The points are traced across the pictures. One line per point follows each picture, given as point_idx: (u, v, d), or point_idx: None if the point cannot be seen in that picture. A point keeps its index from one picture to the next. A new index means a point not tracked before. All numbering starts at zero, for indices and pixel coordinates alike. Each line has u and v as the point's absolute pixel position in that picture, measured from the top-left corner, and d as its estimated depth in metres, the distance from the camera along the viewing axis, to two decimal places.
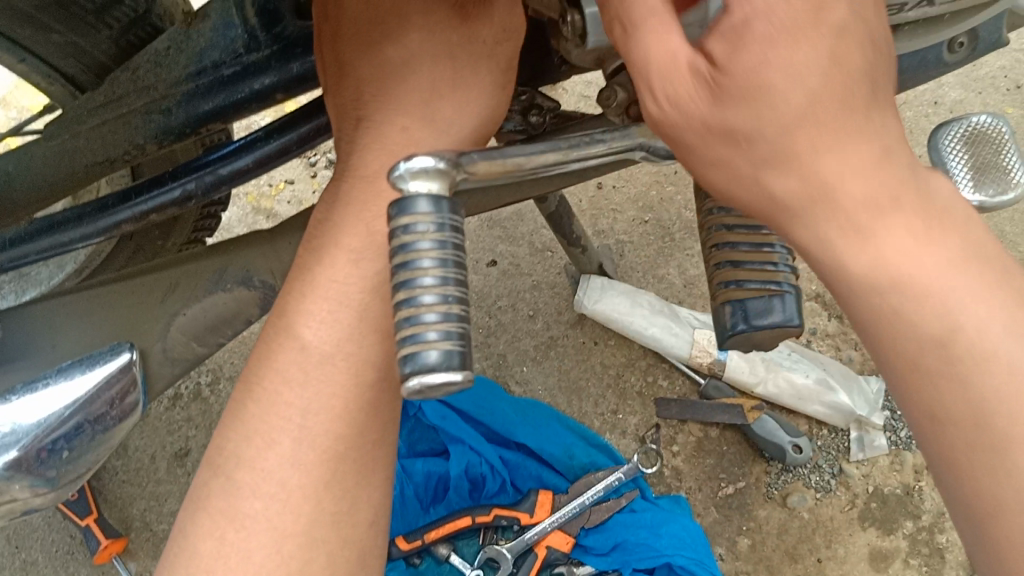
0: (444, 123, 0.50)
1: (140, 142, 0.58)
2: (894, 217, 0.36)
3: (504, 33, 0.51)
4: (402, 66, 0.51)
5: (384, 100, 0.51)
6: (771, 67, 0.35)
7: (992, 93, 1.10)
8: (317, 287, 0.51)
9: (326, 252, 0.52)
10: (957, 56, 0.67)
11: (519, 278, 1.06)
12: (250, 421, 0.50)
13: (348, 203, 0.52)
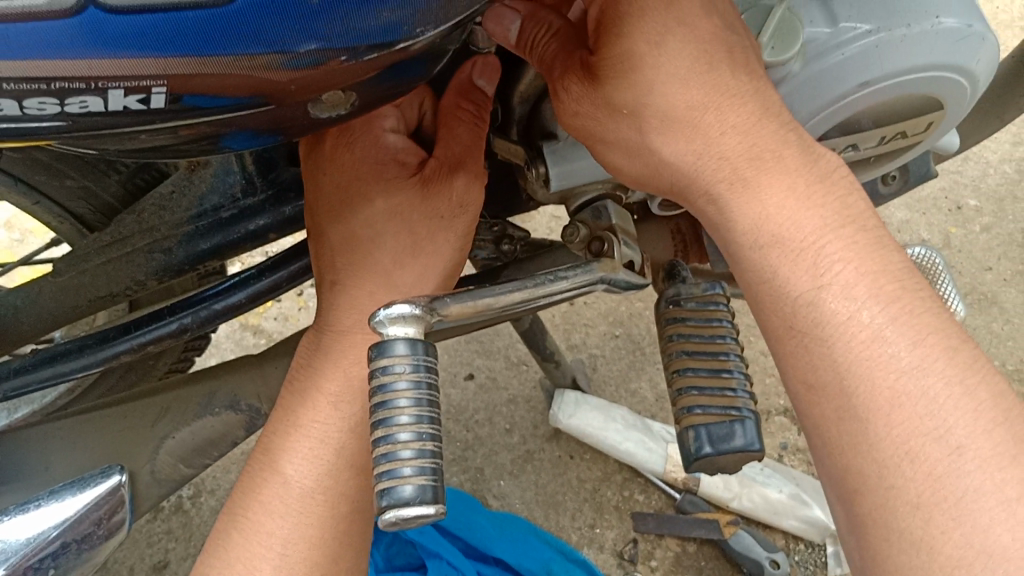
0: (403, 290, 0.56)
1: (141, 279, 0.62)
2: (789, 203, 0.47)
3: (460, 208, 0.57)
4: (369, 237, 0.56)
5: (351, 270, 0.56)
6: (680, 95, 0.49)
7: (936, 214, 1.21)
8: (301, 427, 0.55)
9: (308, 396, 0.56)
10: (890, 188, 0.75)
11: (496, 391, 1.10)
12: (233, 550, 0.54)
13: (327, 352, 0.57)
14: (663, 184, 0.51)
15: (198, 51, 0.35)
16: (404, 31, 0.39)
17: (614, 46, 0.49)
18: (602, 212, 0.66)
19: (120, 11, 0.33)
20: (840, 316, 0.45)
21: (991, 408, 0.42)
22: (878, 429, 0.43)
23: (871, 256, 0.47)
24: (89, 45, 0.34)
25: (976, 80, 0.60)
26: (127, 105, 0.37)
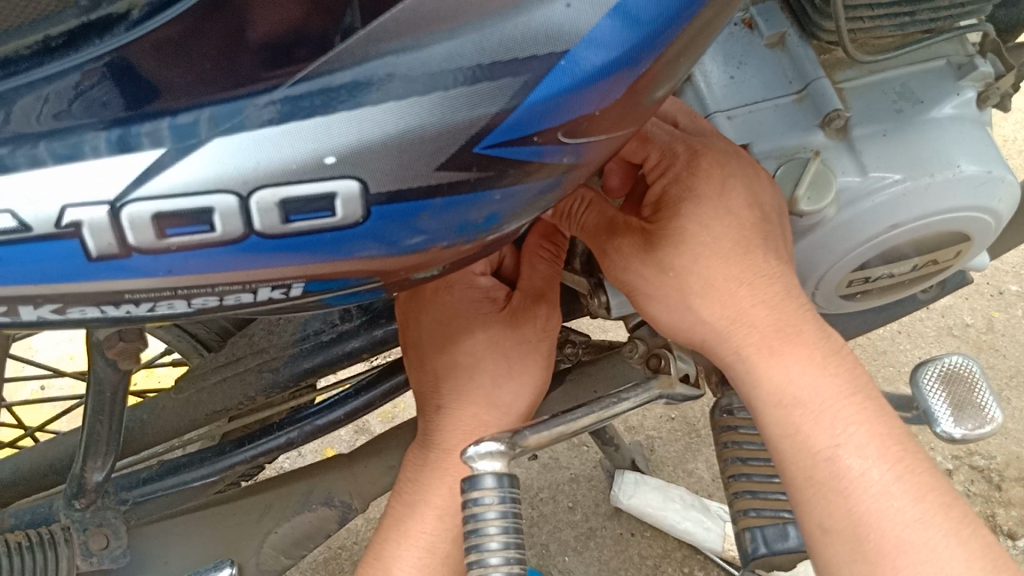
0: (500, 404, 0.64)
1: (252, 394, 0.70)
2: (811, 378, 0.57)
3: (547, 337, 0.65)
4: (468, 366, 0.64)
5: (456, 388, 0.64)
6: (714, 267, 0.57)
7: (978, 299, 1.28)
8: (409, 537, 0.64)
9: (416, 507, 0.65)
10: (928, 293, 0.80)
11: (558, 470, 1.16)
12: None
13: (429, 466, 0.65)
14: (694, 341, 0.59)
15: (332, 256, 0.44)
16: (498, 222, 0.47)
17: (673, 221, 0.58)
18: (657, 329, 0.73)
19: (274, 238, 0.41)
20: (854, 472, 0.55)
21: (981, 557, 0.53)
22: (885, 573, 0.53)
23: (877, 420, 0.57)
24: (246, 260, 0.42)
25: (998, 216, 0.66)
26: (271, 296, 0.45)
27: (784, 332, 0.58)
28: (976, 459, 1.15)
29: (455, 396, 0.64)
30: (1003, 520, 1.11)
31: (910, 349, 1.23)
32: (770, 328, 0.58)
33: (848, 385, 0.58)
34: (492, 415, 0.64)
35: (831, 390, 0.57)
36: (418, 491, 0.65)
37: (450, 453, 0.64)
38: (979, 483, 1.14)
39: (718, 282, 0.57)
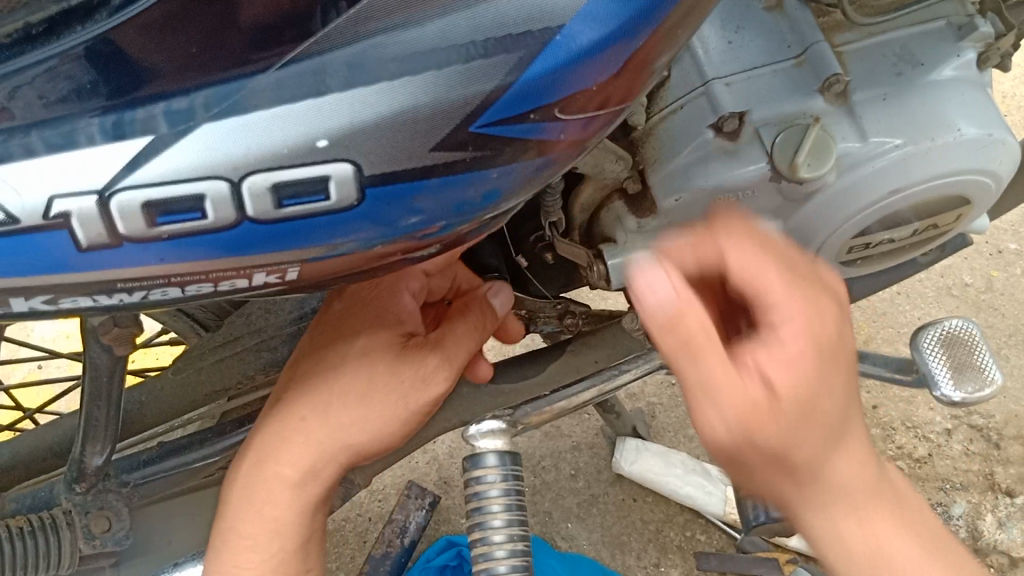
0: (339, 430, 0.62)
1: (251, 373, 0.70)
2: None
3: (416, 378, 0.62)
4: (328, 400, 0.62)
5: (311, 395, 0.63)
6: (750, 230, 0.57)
7: (978, 258, 1.27)
8: (232, 529, 0.65)
9: (245, 506, 0.64)
10: (928, 257, 0.80)
11: (560, 438, 1.16)
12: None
13: (259, 474, 0.63)
14: None
15: (327, 239, 0.43)
16: (497, 201, 0.46)
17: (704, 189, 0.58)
18: None
19: (266, 223, 0.41)
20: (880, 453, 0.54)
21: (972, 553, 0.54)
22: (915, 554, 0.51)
23: None
24: (240, 246, 0.42)
25: (996, 175, 0.65)
26: (265, 281, 0.45)
27: None
28: (975, 417, 1.17)
29: (292, 414, 0.63)
30: (1001, 478, 1.12)
31: (910, 309, 1.24)
32: None
33: None
34: (326, 441, 0.62)
35: None
36: (244, 485, 0.64)
37: (273, 477, 0.63)
38: (978, 441, 1.15)
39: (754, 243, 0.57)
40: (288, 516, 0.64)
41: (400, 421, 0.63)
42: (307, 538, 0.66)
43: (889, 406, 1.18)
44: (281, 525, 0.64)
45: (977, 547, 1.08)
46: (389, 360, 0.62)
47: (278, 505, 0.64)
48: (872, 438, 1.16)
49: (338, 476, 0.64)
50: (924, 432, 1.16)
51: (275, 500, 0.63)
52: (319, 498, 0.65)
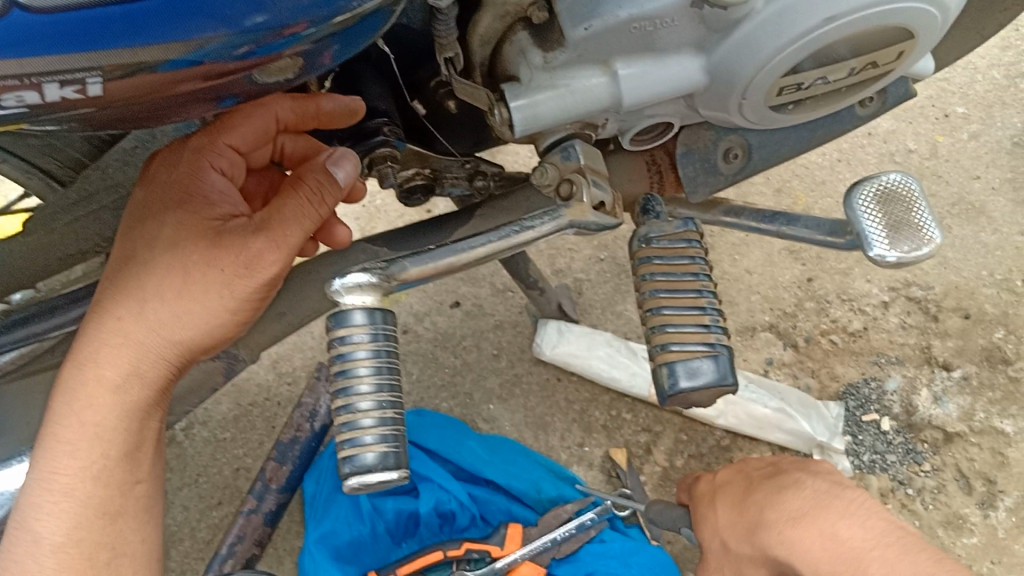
0: (156, 325, 0.58)
1: (109, 236, 0.64)
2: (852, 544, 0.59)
3: (244, 262, 0.58)
4: (142, 300, 0.58)
5: (121, 291, 0.58)
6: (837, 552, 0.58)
7: (922, 123, 1.24)
8: (48, 438, 0.59)
9: (61, 413, 0.59)
10: (869, 109, 0.74)
11: (482, 318, 1.13)
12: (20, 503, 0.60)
13: (69, 386, 0.59)
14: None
15: (132, 37, 0.35)
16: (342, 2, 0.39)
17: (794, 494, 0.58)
18: (570, 152, 0.64)
19: (44, 13, 0.33)
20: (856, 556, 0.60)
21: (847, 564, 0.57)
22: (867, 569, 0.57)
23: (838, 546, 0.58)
24: (19, 45, 0.34)
25: (943, 7, 0.59)
26: (64, 96, 0.38)
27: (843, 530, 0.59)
28: (914, 290, 1.13)
29: (108, 314, 0.58)
30: (937, 351, 1.10)
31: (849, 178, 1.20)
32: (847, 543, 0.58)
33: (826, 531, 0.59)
34: (144, 337, 0.58)
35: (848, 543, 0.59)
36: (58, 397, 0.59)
37: (93, 383, 0.58)
38: (915, 314, 1.12)
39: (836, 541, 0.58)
40: (111, 428, 0.59)
41: (235, 312, 0.59)
42: (136, 449, 0.61)
43: (827, 280, 1.14)
44: (105, 435, 0.59)
45: (912, 422, 1.06)
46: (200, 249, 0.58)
47: (98, 412, 0.58)
48: (806, 311, 1.13)
49: (165, 376, 0.60)
50: (859, 305, 1.13)
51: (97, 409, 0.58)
52: (147, 401, 0.60)
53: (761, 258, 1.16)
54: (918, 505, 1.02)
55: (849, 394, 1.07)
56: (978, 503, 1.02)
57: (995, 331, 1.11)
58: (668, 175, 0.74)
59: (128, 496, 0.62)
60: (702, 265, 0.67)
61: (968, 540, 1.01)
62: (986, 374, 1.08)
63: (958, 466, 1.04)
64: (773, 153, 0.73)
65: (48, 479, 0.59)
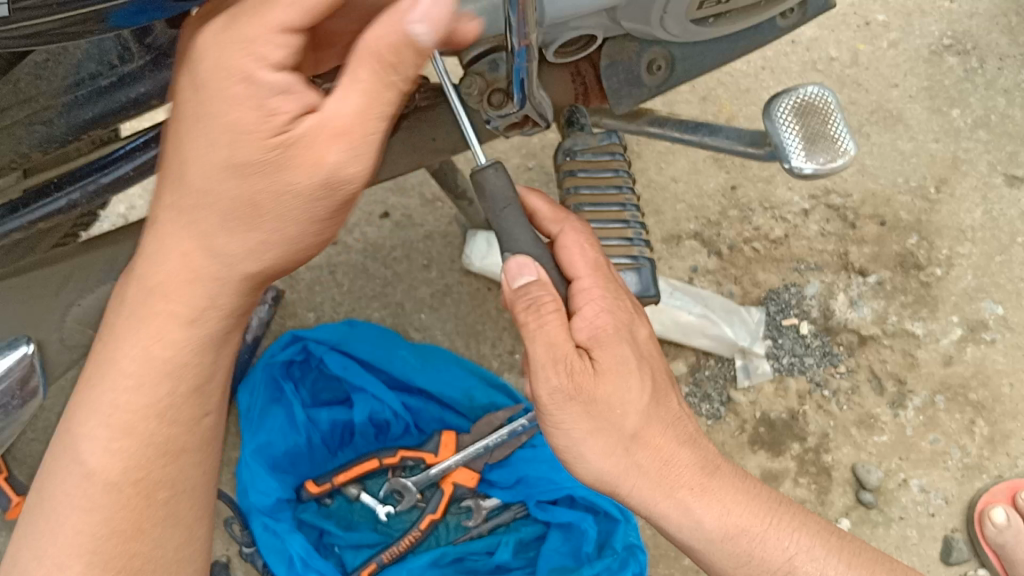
0: (223, 220, 0.48)
1: (24, 151, 0.58)
2: (630, 425, 0.58)
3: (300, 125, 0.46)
4: (177, 120, 0.48)
5: (176, 202, 0.49)
6: (603, 396, 0.57)
7: (844, 31, 1.26)
8: (101, 409, 0.52)
9: (109, 372, 0.51)
10: (790, 20, 0.75)
11: (411, 228, 1.16)
12: (54, 486, 0.53)
13: (131, 315, 0.51)
14: (627, 435, 0.58)
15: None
16: None
17: (608, 385, 0.57)
18: (499, 64, 0.64)
19: None
20: (602, 429, 0.58)
21: (638, 466, 0.59)
22: (580, 420, 0.58)
23: (591, 421, 0.57)
24: None
25: None
26: None
27: (619, 407, 0.58)
28: (833, 198, 1.18)
29: (176, 214, 0.49)
30: (854, 258, 1.15)
31: (773, 87, 1.22)
32: (575, 392, 0.57)
33: (640, 396, 0.58)
34: (215, 220, 0.48)
35: (626, 410, 0.58)
36: (119, 347, 0.51)
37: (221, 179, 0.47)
38: (834, 222, 1.17)
39: (602, 401, 0.57)
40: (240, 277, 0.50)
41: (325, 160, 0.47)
42: (206, 382, 0.54)
43: (749, 188, 1.18)
44: (197, 331, 0.52)
45: (828, 326, 1.12)
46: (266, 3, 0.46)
47: (166, 343, 0.51)
48: (730, 220, 1.16)
49: (194, 299, 0.51)
50: (781, 214, 1.17)
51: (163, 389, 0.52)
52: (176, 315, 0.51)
53: (685, 167, 1.18)
54: (834, 406, 1.09)
55: (771, 299, 1.13)
56: (889, 403, 1.09)
57: (909, 237, 1.16)
58: (593, 88, 0.74)
59: (194, 433, 0.55)
60: (625, 178, 0.68)
61: (878, 439, 1.08)
62: (900, 279, 1.14)
63: (871, 368, 1.10)
64: (695, 65, 0.74)
65: (102, 412, 0.52)
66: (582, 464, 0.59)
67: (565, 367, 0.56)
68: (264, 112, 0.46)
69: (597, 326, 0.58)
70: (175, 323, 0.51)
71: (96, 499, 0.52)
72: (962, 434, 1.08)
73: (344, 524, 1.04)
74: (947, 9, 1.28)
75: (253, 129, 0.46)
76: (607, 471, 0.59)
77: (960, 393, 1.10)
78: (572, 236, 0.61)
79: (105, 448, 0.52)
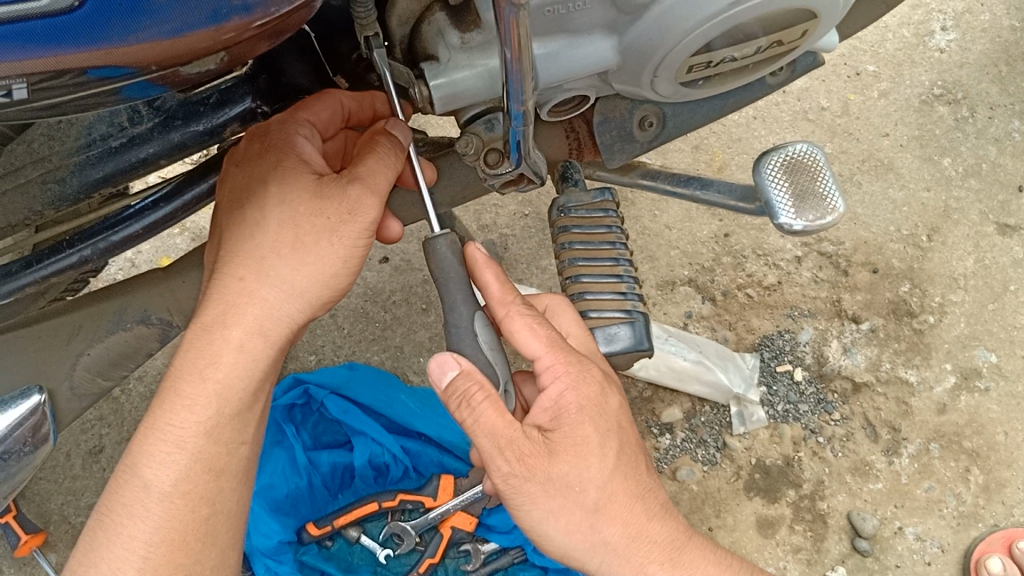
0: (273, 276, 0.57)
1: (38, 210, 0.60)
2: (595, 499, 0.56)
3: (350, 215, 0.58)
4: (238, 194, 0.59)
5: (232, 251, 0.58)
6: (559, 474, 0.55)
7: (835, 81, 1.30)
8: (158, 428, 0.57)
9: (168, 399, 0.58)
10: (779, 78, 0.77)
11: (410, 273, 1.19)
12: (108, 525, 0.57)
13: (191, 348, 0.58)
14: (591, 510, 0.56)
15: (55, 49, 0.36)
16: (263, 7, 0.39)
17: (564, 463, 0.55)
18: (494, 124, 0.66)
19: None
20: (563, 506, 0.55)
21: (608, 540, 0.57)
22: (540, 497, 0.55)
23: (550, 498, 0.55)
24: None
25: None
26: None
27: (579, 481, 0.55)
28: (825, 246, 1.20)
29: (227, 276, 0.58)
30: (848, 305, 1.17)
31: (765, 136, 1.25)
32: (529, 470, 0.55)
33: (604, 471, 0.56)
34: (264, 284, 0.57)
35: (586, 487, 0.56)
36: (174, 376, 0.58)
37: (250, 233, 0.58)
38: (827, 269, 1.19)
39: (560, 478, 0.55)
40: (282, 323, 0.58)
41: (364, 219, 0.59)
42: (248, 408, 0.59)
43: (742, 235, 1.20)
44: (243, 358, 0.58)
45: (822, 372, 1.13)
46: (301, 107, 0.61)
47: (221, 369, 0.57)
48: (723, 266, 1.19)
49: (255, 329, 0.57)
50: (774, 260, 1.19)
51: (228, 388, 0.58)
52: (235, 343, 0.57)
53: (679, 214, 1.21)
54: (828, 452, 1.10)
55: (765, 345, 1.14)
56: (883, 450, 1.10)
57: (901, 284, 1.18)
58: (587, 144, 0.76)
59: (235, 456, 0.59)
60: (618, 233, 0.70)
61: (873, 486, 1.08)
62: (893, 326, 1.16)
63: (865, 415, 1.12)
64: (685, 121, 0.76)
65: (162, 429, 0.57)
66: (548, 541, 0.57)
67: (514, 451, 0.55)
68: (316, 202, 0.57)
69: (554, 409, 0.57)
70: (233, 352, 0.57)
71: (164, 520, 0.56)
72: (957, 482, 1.09)
73: (344, 567, 1.04)
74: (937, 60, 1.32)
75: (307, 209, 0.57)
76: (570, 549, 0.57)
77: (955, 441, 1.11)
78: (522, 320, 0.58)
79: (170, 483, 0.57)
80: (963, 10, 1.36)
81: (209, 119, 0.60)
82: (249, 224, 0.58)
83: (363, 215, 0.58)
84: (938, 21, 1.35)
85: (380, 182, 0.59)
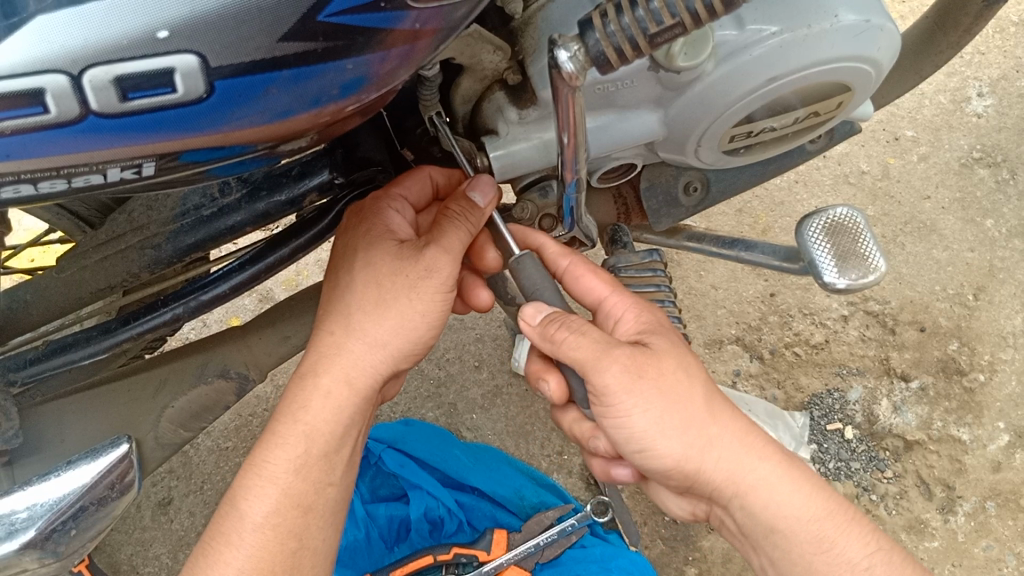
0: (359, 330, 0.65)
1: (135, 272, 0.66)
2: (694, 395, 0.62)
3: (426, 273, 0.65)
4: (337, 260, 0.68)
5: (329, 307, 0.67)
6: (662, 374, 0.61)
7: (874, 146, 1.34)
8: (254, 466, 0.65)
9: (265, 440, 0.65)
10: (817, 145, 0.81)
11: (464, 331, 1.24)
12: (208, 556, 0.63)
13: (291, 394, 0.66)
14: (690, 402, 0.61)
15: (183, 132, 0.43)
16: (357, 94, 0.46)
17: (661, 364, 0.62)
18: (548, 190, 0.71)
19: (113, 117, 0.41)
20: (669, 399, 0.60)
21: (714, 436, 0.62)
22: (643, 394, 0.60)
23: (668, 394, 0.61)
24: (93, 140, 0.42)
25: (877, 64, 0.66)
26: (123, 177, 0.45)
27: (678, 375, 0.62)
28: (871, 305, 1.22)
29: (321, 330, 0.66)
30: (896, 363, 1.18)
31: (808, 200, 1.29)
32: (631, 373, 0.60)
33: (692, 370, 0.63)
34: (347, 338, 0.65)
35: (686, 381, 0.62)
36: (270, 421, 0.66)
37: (343, 289, 0.66)
38: (874, 327, 1.21)
39: (656, 372, 0.61)
40: (367, 373, 0.66)
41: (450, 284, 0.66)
42: (335, 450, 0.66)
43: (788, 294, 1.23)
44: (331, 402, 0.65)
45: (873, 431, 1.15)
46: (394, 183, 0.69)
47: (310, 410, 0.65)
48: (770, 325, 1.22)
49: (346, 374, 0.65)
50: (820, 319, 1.22)
51: (317, 428, 0.65)
52: (324, 387, 0.65)
53: (725, 275, 1.25)
54: (882, 510, 1.10)
55: (814, 403, 1.16)
56: (938, 508, 1.11)
57: (950, 343, 1.20)
58: (634, 209, 0.81)
59: (322, 496, 0.66)
60: (666, 291, 0.74)
61: (929, 544, 1.09)
62: (943, 384, 1.17)
63: (918, 473, 1.12)
64: (728, 185, 0.80)
65: (258, 466, 0.65)
66: (662, 447, 0.61)
67: (627, 351, 0.61)
68: (399, 260, 0.65)
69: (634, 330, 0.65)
70: (319, 398, 0.65)
71: (259, 545, 0.62)
72: (1017, 541, 1.09)
73: None
74: (975, 124, 1.35)
75: (390, 269, 0.65)
76: (689, 451, 0.61)
77: (1012, 499, 1.11)
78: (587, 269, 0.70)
79: (262, 517, 0.63)
80: (999, 76, 1.39)
81: (290, 189, 0.65)
82: (341, 284, 0.67)
83: (439, 273, 0.65)
84: (974, 87, 1.38)
85: (455, 243, 0.65)
